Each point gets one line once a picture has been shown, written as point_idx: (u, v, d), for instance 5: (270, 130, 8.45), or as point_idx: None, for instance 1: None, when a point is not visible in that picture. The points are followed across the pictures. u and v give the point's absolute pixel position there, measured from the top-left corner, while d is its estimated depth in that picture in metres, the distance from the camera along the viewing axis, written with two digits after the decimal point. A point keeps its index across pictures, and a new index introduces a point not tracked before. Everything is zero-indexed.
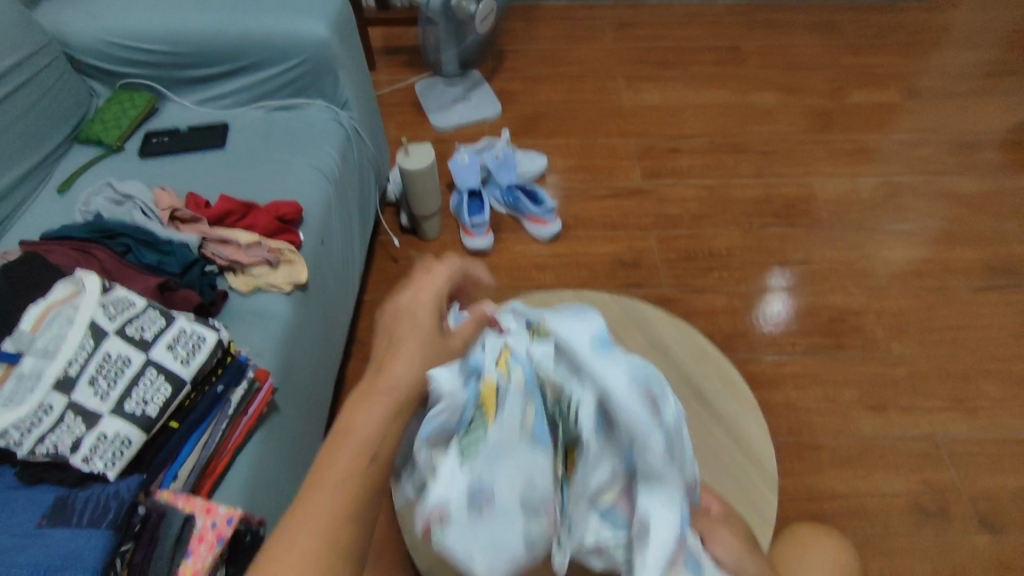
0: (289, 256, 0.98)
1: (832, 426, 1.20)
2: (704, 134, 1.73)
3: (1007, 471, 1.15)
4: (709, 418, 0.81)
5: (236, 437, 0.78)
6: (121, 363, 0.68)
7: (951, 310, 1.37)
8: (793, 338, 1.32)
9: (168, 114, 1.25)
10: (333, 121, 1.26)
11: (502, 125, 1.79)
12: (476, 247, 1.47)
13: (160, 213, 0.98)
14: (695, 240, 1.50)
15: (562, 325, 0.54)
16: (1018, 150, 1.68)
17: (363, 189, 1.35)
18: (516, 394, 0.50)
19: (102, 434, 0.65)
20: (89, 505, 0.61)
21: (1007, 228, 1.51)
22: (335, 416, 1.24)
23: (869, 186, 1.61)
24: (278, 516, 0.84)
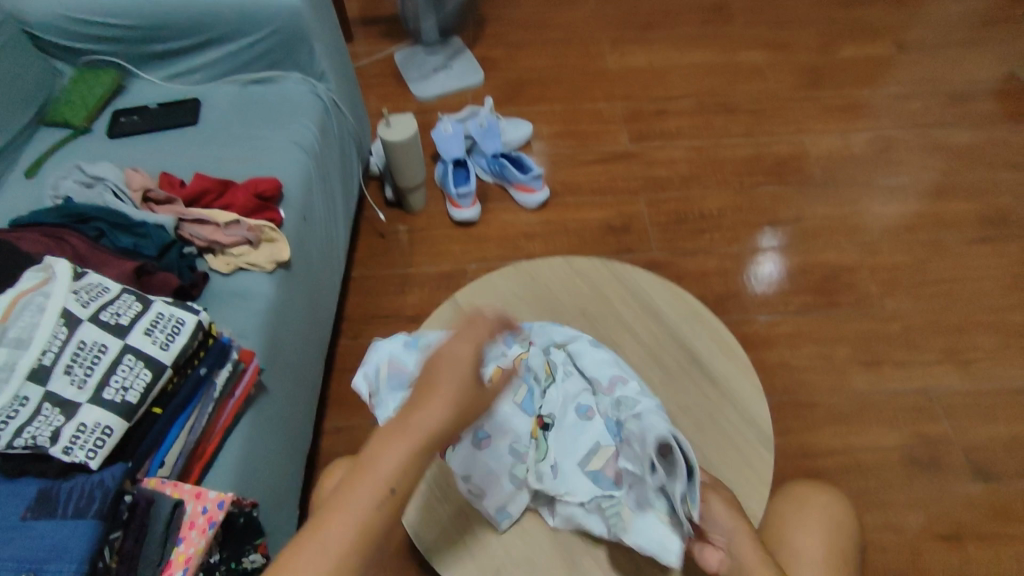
0: (270, 235, 0.96)
1: (826, 384, 1.20)
2: (692, 95, 1.69)
3: (999, 420, 1.15)
4: (703, 381, 0.80)
5: (223, 421, 0.78)
6: (97, 349, 0.67)
7: (943, 263, 1.36)
8: (786, 298, 1.31)
9: (137, 93, 1.21)
10: (310, 93, 1.21)
11: (486, 92, 1.74)
12: (464, 218, 1.44)
13: (132, 194, 0.95)
14: (685, 202, 1.48)
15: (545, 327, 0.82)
16: (1011, 99, 1.66)
17: (345, 162, 1.31)
18: (513, 375, 0.77)
19: (82, 423, 0.63)
20: (74, 494, 0.59)
21: (999, 178, 1.50)
22: (328, 395, 1.23)
23: (860, 141, 1.58)
24: (271, 498, 0.83)
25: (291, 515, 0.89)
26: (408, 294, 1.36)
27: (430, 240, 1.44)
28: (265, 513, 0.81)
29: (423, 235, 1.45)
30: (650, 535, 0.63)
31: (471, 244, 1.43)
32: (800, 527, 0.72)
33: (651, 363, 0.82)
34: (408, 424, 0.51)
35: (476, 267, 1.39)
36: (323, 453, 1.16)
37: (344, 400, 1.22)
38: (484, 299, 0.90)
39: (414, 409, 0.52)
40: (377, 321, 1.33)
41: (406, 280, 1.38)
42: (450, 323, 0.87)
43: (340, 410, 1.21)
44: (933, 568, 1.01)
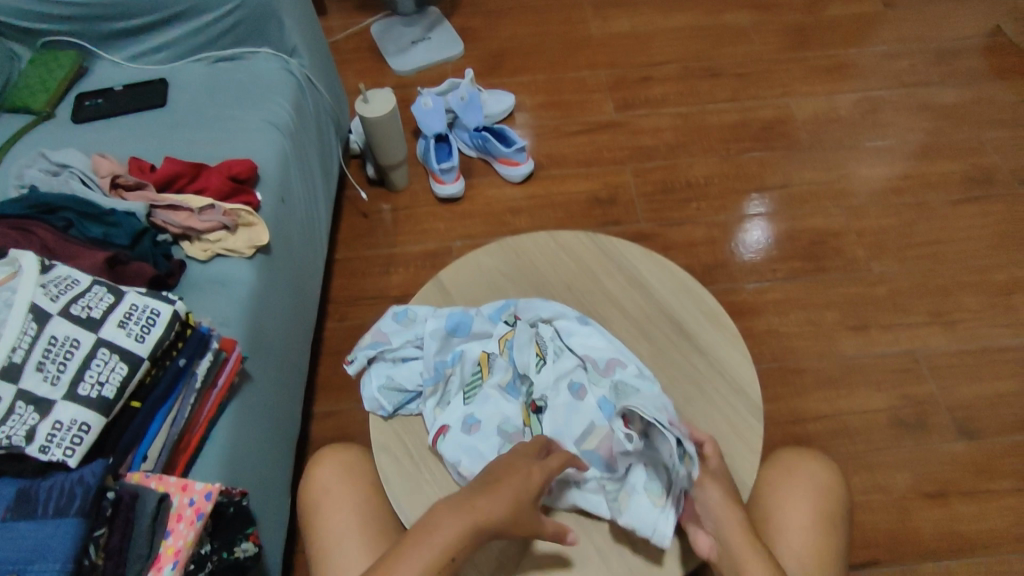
0: (247, 219, 0.93)
1: (815, 350, 1.20)
2: (677, 60, 1.66)
3: (985, 380, 1.16)
4: (692, 352, 0.79)
5: (207, 410, 0.76)
6: (70, 345, 0.65)
7: (930, 225, 1.36)
8: (774, 265, 1.31)
9: (101, 75, 1.16)
10: (282, 70, 1.17)
11: (466, 64, 1.69)
12: (447, 194, 1.41)
13: (100, 182, 0.92)
14: (671, 171, 1.46)
15: (530, 307, 0.80)
16: (999, 55, 1.64)
17: (322, 141, 1.27)
18: (502, 363, 0.77)
19: (57, 421, 0.61)
20: (54, 492, 0.58)
21: (986, 137, 1.49)
22: (316, 379, 1.22)
23: (847, 103, 1.56)
24: (261, 484, 0.83)
25: (282, 501, 0.89)
26: (393, 274, 1.34)
27: (415, 218, 1.42)
28: (255, 500, 0.81)
29: (407, 213, 1.43)
30: (644, 517, 0.65)
31: (456, 220, 1.41)
32: (788, 495, 0.73)
33: (640, 335, 0.81)
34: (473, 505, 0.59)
35: (462, 245, 1.37)
36: (314, 437, 1.15)
37: (333, 383, 1.21)
38: (467, 278, 0.88)
39: (479, 494, 0.60)
40: (363, 303, 1.31)
41: (391, 260, 1.36)
42: (434, 303, 0.86)
43: (330, 393, 1.20)
44: (920, 526, 1.03)
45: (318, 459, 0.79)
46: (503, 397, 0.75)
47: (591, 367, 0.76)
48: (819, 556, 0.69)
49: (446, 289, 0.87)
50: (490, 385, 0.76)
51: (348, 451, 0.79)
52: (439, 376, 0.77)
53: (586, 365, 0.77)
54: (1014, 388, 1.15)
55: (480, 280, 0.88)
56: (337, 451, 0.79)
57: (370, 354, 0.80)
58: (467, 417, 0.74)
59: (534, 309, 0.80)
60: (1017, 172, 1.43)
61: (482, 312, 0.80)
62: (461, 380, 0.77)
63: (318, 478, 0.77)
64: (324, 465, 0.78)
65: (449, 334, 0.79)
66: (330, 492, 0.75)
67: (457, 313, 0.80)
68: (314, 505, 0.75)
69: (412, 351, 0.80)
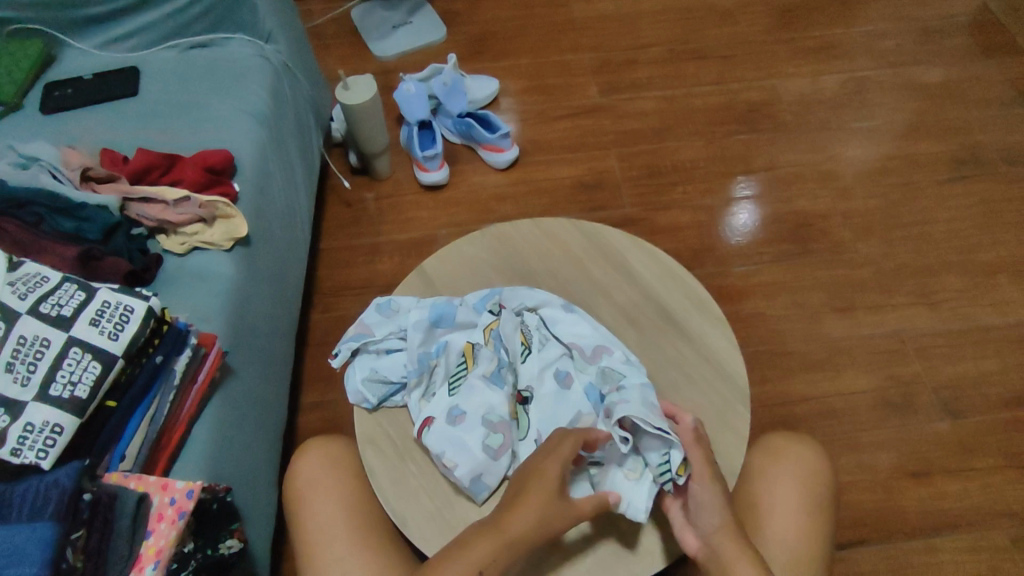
0: (224, 210, 0.90)
1: (802, 332, 1.20)
2: (663, 42, 1.64)
3: (969, 359, 1.17)
4: (679, 338, 0.79)
5: (188, 407, 0.75)
6: (39, 344, 0.63)
7: (915, 206, 1.36)
8: (761, 248, 1.31)
9: (70, 63, 1.12)
10: (257, 56, 1.14)
11: (449, 48, 1.66)
12: (432, 182, 1.39)
13: (71, 174, 0.89)
14: (657, 155, 1.44)
15: (515, 296, 0.80)
16: (984, 33, 1.63)
17: (302, 129, 1.25)
18: (487, 352, 0.76)
19: (28, 423, 0.60)
20: (28, 496, 0.57)
21: (971, 116, 1.49)
22: (302, 371, 1.20)
23: (833, 84, 1.56)
24: (246, 480, 0.81)
25: (269, 496, 0.88)
26: (378, 264, 1.33)
27: (399, 207, 1.40)
28: (240, 496, 0.80)
29: (392, 202, 1.41)
30: (624, 488, 0.67)
31: (441, 208, 1.39)
32: (775, 478, 0.73)
33: (626, 322, 0.81)
34: (505, 528, 0.58)
35: (448, 233, 1.36)
36: (301, 429, 1.14)
37: (319, 375, 1.20)
38: (451, 267, 0.87)
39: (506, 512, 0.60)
40: (349, 294, 1.29)
41: (376, 250, 1.34)
42: (418, 292, 0.85)
43: (316, 386, 1.19)
44: (906, 504, 1.04)
45: (302, 452, 0.78)
46: (488, 386, 0.74)
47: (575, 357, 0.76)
48: (807, 539, 0.69)
49: (429, 278, 0.86)
50: (474, 374, 0.74)
51: (333, 444, 0.78)
52: (423, 366, 0.75)
53: (571, 352, 0.76)
54: (998, 366, 1.16)
55: (464, 268, 0.87)
56: (322, 444, 0.78)
57: (351, 349, 0.79)
58: (452, 409, 0.72)
59: (518, 297, 0.80)
60: (1002, 150, 1.43)
61: (466, 302, 0.80)
62: (445, 371, 0.76)
63: (302, 471, 0.76)
64: (308, 459, 0.77)
65: (435, 324, 0.78)
66: (316, 486, 0.74)
67: (440, 303, 0.79)
68: (299, 498, 0.74)
69: (396, 343, 0.79)
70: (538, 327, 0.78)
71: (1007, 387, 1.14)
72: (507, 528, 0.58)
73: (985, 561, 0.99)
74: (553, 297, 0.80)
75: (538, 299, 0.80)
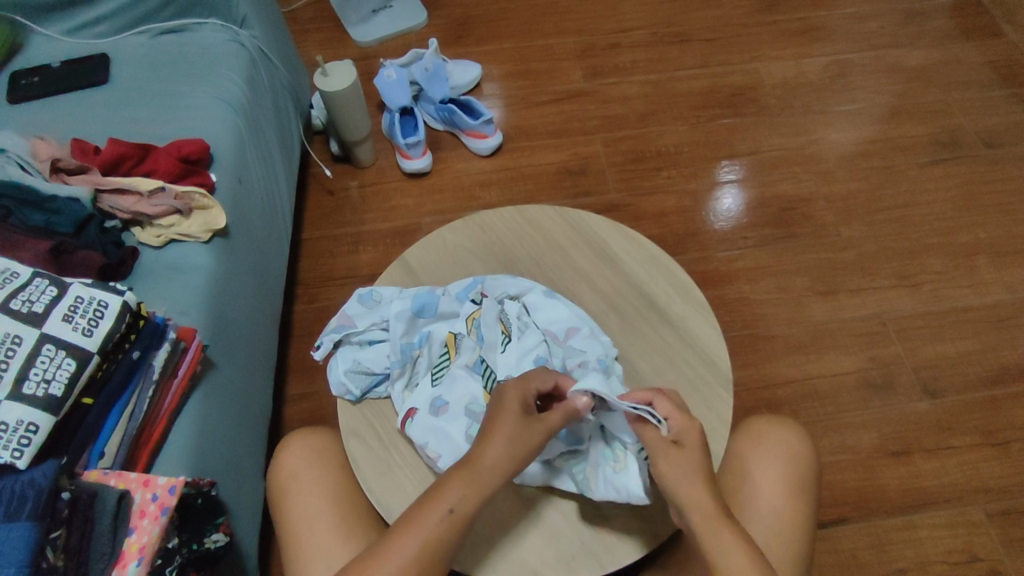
0: (201, 201, 0.89)
1: (786, 316, 1.21)
2: (646, 26, 1.63)
3: (948, 340, 1.19)
4: (661, 324, 0.79)
5: (169, 401, 0.74)
6: (10, 342, 0.62)
7: (896, 189, 1.37)
8: (745, 233, 1.31)
9: (36, 51, 1.09)
10: (232, 41, 1.11)
11: (430, 33, 1.63)
12: (415, 169, 1.38)
13: (40, 166, 0.86)
14: (641, 140, 1.44)
15: (498, 284, 0.80)
16: (965, 15, 1.64)
17: (280, 117, 1.22)
18: (470, 343, 0.76)
19: (1, 422, 0.58)
20: (4, 496, 0.56)
21: (951, 98, 1.49)
22: (287, 363, 1.19)
23: (816, 67, 1.55)
24: (231, 474, 0.81)
25: (255, 489, 0.88)
26: (362, 253, 1.31)
27: (383, 195, 1.38)
28: (225, 490, 0.79)
29: (375, 190, 1.39)
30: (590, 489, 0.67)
31: (425, 196, 1.38)
32: (759, 462, 0.74)
33: (609, 309, 0.81)
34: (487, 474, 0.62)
35: (432, 221, 1.34)
36: (287, 421, 1.14)
37: (304, 366, 1.19)
38: (433, 256, 0.86)
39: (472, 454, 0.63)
40: (333, 284, 1.28)
41: (360, 239, 1.33)
42: (401, 282, 0.84)
43: (301, 376, 1.18)
44: (886, 483, 1.06)
45: (286, 443, 0.77)
46: (470, 375, 0.74)
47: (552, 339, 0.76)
48: (792, 512, 0.71)
49: (412, 267, 0.85)
50: (457, 364, 0.74)
51: (318, 435, 0.78)
52: (407, 357, 0.75)
53: (547, 339, 0.76)
54: (976, 347, 1.18)
55: (446, 257, 0.86)
56: (307, 434, 0.78)
57: (328, 343, 0.78)
58: (435, 400, 0.72)
59: (501, 285, 0.80)
60: (982, 132, 1.44)
61: (449, 291, 0.80)
62: (427, 361, 0.76)
63: (285, 464, 0.75)
64: (292, 450, 0.76)
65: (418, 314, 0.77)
66: (299, 479, 0.74)
67: (424, 291, 0.79)
68: (283, 491, 0.73)
69: (380, 335, 0.78)
70: (519, 314, 0.78)
71: (984, 367, 1.16)
72: (477, 473, 0.62)
73: (961, 536, 1.01)
74: (536, 285, 0.80)
75: (520, 288, 0.80)
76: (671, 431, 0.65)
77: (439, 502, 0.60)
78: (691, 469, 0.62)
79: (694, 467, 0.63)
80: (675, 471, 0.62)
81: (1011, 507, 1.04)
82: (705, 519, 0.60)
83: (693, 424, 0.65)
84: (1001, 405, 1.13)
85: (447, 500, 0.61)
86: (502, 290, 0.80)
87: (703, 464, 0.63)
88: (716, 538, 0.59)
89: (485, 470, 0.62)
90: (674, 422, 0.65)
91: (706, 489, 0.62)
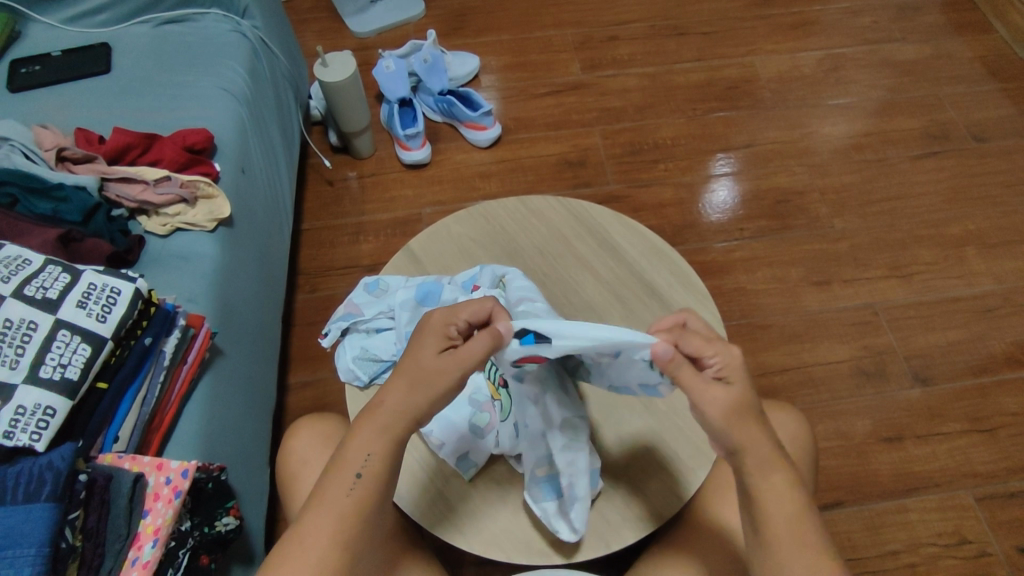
0: (206, 190, 0.90)
1: (781, 306, 1.23)
2: (643, 19, 1.64)
3: (939, 329, 1.22)
4: (663, 312, 0.81)
5: (179, 388, 0.75)
6: (26, 327, 0.64)
7: (889, 182, 1.39)
8: (741, 224, 1.33)
9: (35, 39, 1.08)
10: (234, 32, 1.12)
11: (428, 25, 1.63)
12: (414, 160, 1.38)
13: (45, 154, 0.86)
14: (639, 132, 1.45)
15: (491, 274, 0.80)
16: (957, 10, 1.66)
17: (281, 107, 1.22)
18: None
19: (20, 406, 0.60)
20: (21, 478, 0.57)
21: (944, 93, 1.52)
22: (290, 352, 1.20)
23: (811, 61, 1.57)
24: (239, 461, 0.82)
25: (262, 475, 0.89)
26: (363, 243, 1.32)
27: (382, 185, 1.39)
28: (234, 475, 0.80)
29: (374, 180, 1.40)
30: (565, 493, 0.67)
31: (425, 186, 1.38)
32: None
33: (612, 297, 0.82)
34: None
35: (432, 211, 1.35)
36: (291, 409, 1.15)
37: (307, 355, 1.20)
38: (437, 245, 0.87)
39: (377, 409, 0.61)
40: (334, 273, 1.29)
41: (360, 229, 1.34)
42: (406, 271, 0.85)
43: (304, 365, 1.19)
44: (878, 468, 1.09)
45: (295, 428, 0.78)
46: None
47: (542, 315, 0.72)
48: None
49: (416, 257, 0.86)
50: None
51: (327, 420, 0.79)
52: (410, 344, 0.76)
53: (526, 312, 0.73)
54: (965, 336, 1.21)
55: (451, 247, 0.87)
56: (316, 419, 0.79)
57: (335, 332, 0.80)
58: None
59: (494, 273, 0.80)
60: (972, 126, 1.47)
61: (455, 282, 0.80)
62: None
63: (294, 449, 0.77)
64: (301, 434, 0.78)
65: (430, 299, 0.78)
66: (309, 463, 0.75)
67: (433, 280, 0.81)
68: (294, 475, 0.75)
69: (387, 324, 0.79)
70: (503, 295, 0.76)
71: (974, 356, 1.19)
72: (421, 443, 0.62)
73: (951, 518, 1.04)
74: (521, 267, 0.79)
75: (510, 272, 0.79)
76: (713, 368, 0.59)
77: (348, 469, 0.59)
78: (739, 412, 0.57)
79: (742, 406, 0.58)
80: (726, 416, 0.57)
81: (999, 491, 1.07)
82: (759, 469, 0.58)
83: (734, 354, 0.59)
84: (989, 392, 1.16)
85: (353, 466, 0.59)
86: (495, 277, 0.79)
87: (749, 401, 0.58)
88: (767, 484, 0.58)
89: (392, 421, 0.60)
90: (716, 356, 0.59)
91: (762, 433, 0.59)
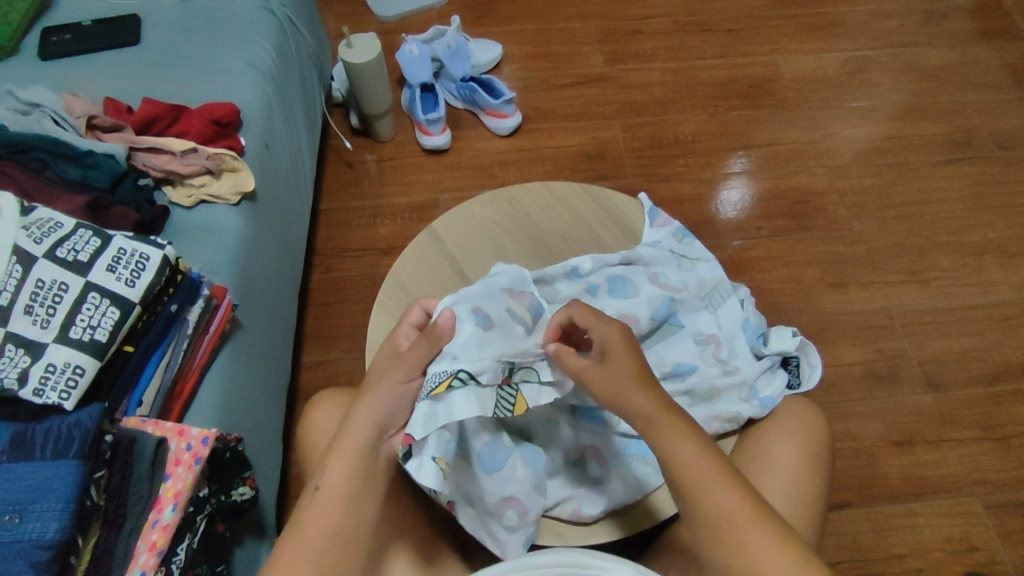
0: (231, 163, 0.90)
1: (797, 305, 1.24)
2: (667, 14, 1.62)
3: (953, 336, 1.21)
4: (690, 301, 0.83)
5: (201, 355, 0.76)
6: (58, 288, 0.65)
7: (910, 187, 1.38)
8: (757, 223, 1.33)
9: (66, 6, 1.09)
10: (262, 8, 1.11)
11: (452, 11, 1.63)
12: (434, 146, 1.38)
13: (77, 123, 0.88)
14: (660, 127, 1.45)
15: (733, 374, 0.78)
16: (985, 16, 1.64)
17: (306, 87, 1.23)
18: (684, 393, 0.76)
19: (50, 364, 0.61)
20: (50, 436, 0.58)
21: (969, 99, 1.50)
22: (304, 330, 1.21)
23: (834, 62, 1.56)
24: (257, 434, 0.83)
25: (276, 450, 0.90)
26: (380, 226, 1.32)
27: (401, 170, 1.39)
28: (252, 448, 0.81)
29: (394, 164, 1.40)
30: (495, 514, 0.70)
31: (444, 172, 1.39)
32: (783, 442, 0.76)
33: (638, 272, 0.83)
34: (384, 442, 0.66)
35: (450, 198, 1.35)
36: (303, 387, 1.16)
37: (321, 335, 1.21)
38: (459, 227, 0.88)
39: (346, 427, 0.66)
40: (351, 255, 1.29)
41: (379, 212, 1.34)
42: (428, 250, 0.86)
43: (317, 344, 1.20)
44: (888, 472, 1.08)
45: (317, 401, 0.80)
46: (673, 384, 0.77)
47: (626, 272, 0.83)
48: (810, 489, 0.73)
49: (438, 236, 0.87)
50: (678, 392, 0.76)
51: (348, 394, 0.80)
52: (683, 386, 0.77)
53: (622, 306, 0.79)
54: (980, 344, 1.20)
55: (474, 229, 0.88)
56: (337, 393, 0.80)
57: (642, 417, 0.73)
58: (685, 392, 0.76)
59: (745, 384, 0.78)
60: (998, 134, 1.45)
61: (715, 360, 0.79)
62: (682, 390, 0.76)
63: (316, 419, 0.78)
64: (323, 406, 0.79)
65: (724, 364, 0.79)
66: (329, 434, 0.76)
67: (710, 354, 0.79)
68: (314, 446, 0.76)
69: (733, 378, 0.77)
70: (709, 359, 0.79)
71: (990, 365, 1.19)
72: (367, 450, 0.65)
73: (959, 525, 1.04)
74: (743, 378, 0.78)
75: (726, 371, 0.78)
76: (596, 342, 0.66)
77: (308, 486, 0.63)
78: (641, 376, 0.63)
79: (631, 376, 0.63)
80: (605, 383, 0.63)
81: (1008, 500, 1.07)
82: (646, 424, 0.61)
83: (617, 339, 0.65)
84: (1004, 401, 1.15)
85: (316, 480, 0.63)
86: (739, 384, 0.78)
87: (637, 374, 0.63)
88: (630, 405, 0.62)
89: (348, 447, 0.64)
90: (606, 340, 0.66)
91: (647, 395, 0.62)
